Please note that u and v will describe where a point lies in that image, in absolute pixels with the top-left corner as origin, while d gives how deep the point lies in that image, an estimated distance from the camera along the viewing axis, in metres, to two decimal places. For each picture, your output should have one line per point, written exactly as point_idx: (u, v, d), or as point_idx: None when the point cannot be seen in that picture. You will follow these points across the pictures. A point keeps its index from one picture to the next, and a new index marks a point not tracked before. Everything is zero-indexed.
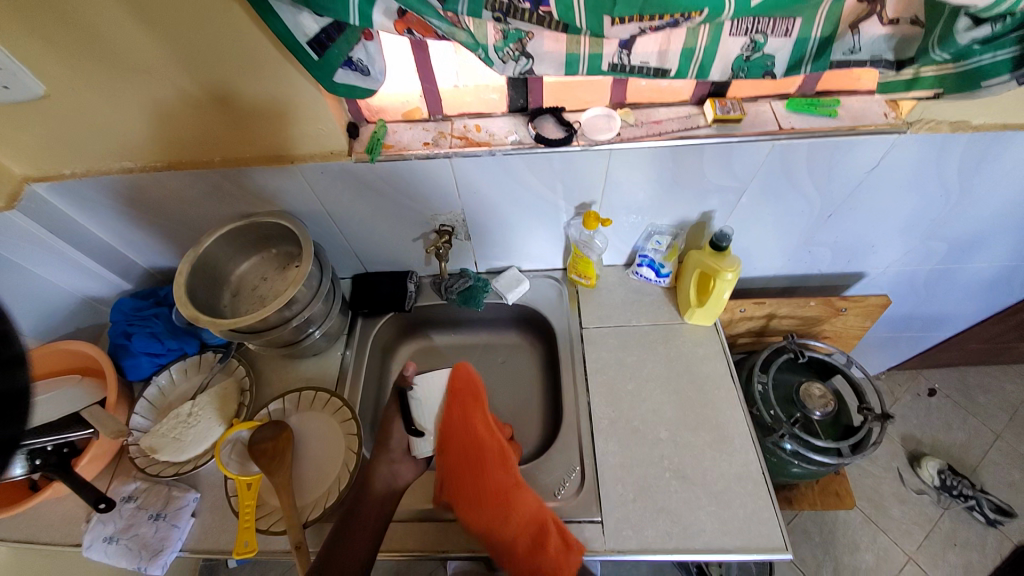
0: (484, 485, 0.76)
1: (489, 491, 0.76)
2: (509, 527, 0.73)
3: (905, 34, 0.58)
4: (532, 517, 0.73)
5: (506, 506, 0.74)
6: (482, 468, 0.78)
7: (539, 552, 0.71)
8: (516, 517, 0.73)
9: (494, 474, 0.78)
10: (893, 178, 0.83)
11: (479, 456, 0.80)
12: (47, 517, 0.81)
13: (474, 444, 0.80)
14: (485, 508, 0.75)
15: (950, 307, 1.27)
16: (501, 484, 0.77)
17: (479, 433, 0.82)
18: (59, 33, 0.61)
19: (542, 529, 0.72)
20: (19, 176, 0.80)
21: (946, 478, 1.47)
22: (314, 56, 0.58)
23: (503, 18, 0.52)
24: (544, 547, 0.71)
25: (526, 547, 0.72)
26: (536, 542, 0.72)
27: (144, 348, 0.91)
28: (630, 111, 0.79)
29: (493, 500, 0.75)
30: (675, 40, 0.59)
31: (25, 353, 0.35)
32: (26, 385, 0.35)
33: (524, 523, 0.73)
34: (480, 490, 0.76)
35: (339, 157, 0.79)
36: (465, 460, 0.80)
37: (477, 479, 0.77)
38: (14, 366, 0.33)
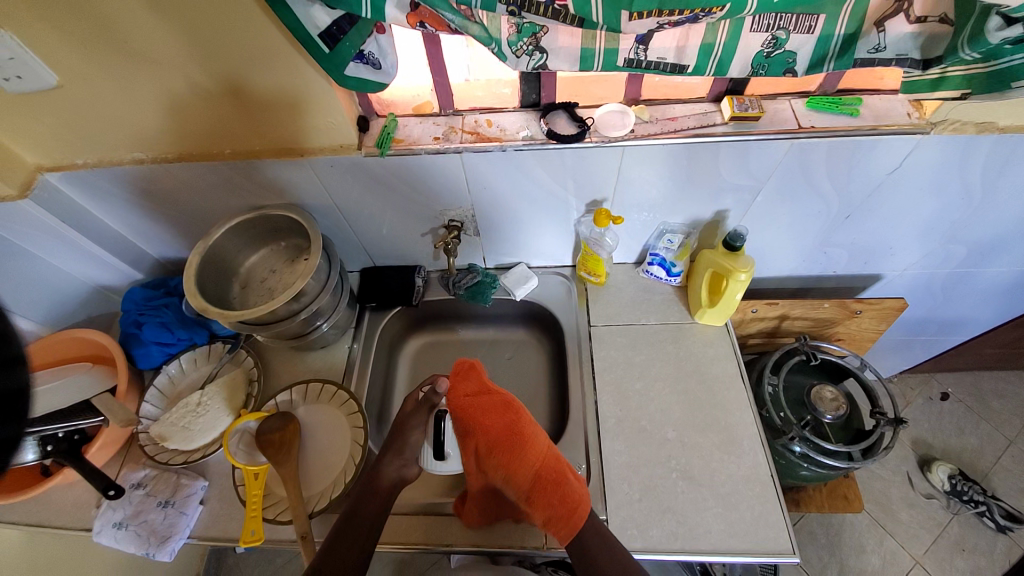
0: (500, 431, 0.72)
1: (506, 440, 0.71)
2: (526, 468, 0.69)
3: (932, 32, 0.56)
4: (549, 457, 0.71)
5: (526, 448, 0.70)
6: (498, 423, 0.73)
7: (558, 487, 0.69)
8: (535, 459, 0.70)
9: (512, 421, 0.73)
10: (915, 179, 0.80)
11: (494, 407, 0.74)
12: (60, 501, 0.83)
13: (486, 408, 0.74)
14: (504, 454, 0.70)
15: (967, 312, 1.24)
16: (521, 432, 0.72)
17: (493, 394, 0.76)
18: (71, 23, 0.61)
19: (558, 469, 0.70)
20: (33, 165, 0.81)
21: (956, 483, 1.45)
22: (324, 49, 0.57)
23: (518, 12, 0.51)
24: (562, 482, 0.69)
25: (551, 484, 0.69)
26: (554, 481, 0.69)
27: (155, 338, 0.91)
28: (645, 107, 0.77)
29: (511, 448, 0.70)
30: (694, 35, 0.58)
31: (25, 353, 0.33)
32: (28, 383, 0.33)
33: (542, 464, 0.70)
34: (501, 438, 0.71)
35: (349, 151, 0.78)
36: (483, 414, 0.74)
37: (494, 426, 0.72)
38: (23, 361, 0.33)
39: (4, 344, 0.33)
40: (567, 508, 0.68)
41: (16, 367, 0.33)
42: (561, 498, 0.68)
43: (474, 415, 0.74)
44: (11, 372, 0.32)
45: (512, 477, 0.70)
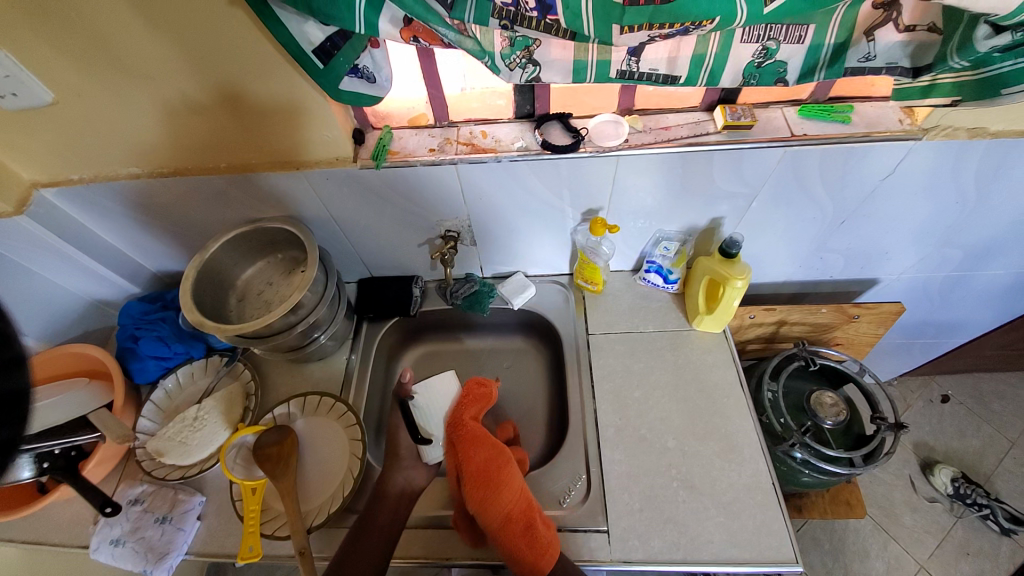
0: (481, 464, 0.75)
1: (486, 471, 0.74)
2: (502, 503, 0.71)
3: (921, 41, 0.57)
4: (520, 502, 0.72)
5: (502, 485, 0.73)
6: (479, 460, 0.75)
7: (524, 530, 0.69)
8: (507, 498, 0.71)
9: (493, 458, 0.76)
10: (908, 184, 0.81)
11: (479, 440, 0.78)
12: (56, 518, 0.82)
13: (477, 437, 0.78)
14: (480, 487, 0.73)
15: (965, 314, 1.24)
16: (498, 472, 0.74)
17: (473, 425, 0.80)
18: (66, 42, 0.61)
19: (528, 514, 0.71)
20: (29, 181, 0.81)
21: (959, 486, 1.44)
22: (319, 64, 0.58)
23: (511, 25, 0.51)
24: (529, 527, 0.70)
25: (518, 528, 0.70)
26: (521, 523, 0.70)
27: (152, 352, 0.91)
28: (639, 117, 0.78)
29: (489, 482, 0.73)
30: (686, 47, 0.58)
31: (23, 356, 0.34)
32: (27, 386, 0.34)
33: (514, 506, 0.71)
34: (482, 474, 0.74)
35: (345, 164, 0.79)
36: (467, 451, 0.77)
37: (476, 459, 0.75)
38: (22, 365, 0.34)
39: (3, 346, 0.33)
40: (532, 552, 0.68)
41: (15, 369, 0.33)
42: (528, 539, 0.69)
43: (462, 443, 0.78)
44: (10, 375, 0.33)
45: (484, 512, 0.71)
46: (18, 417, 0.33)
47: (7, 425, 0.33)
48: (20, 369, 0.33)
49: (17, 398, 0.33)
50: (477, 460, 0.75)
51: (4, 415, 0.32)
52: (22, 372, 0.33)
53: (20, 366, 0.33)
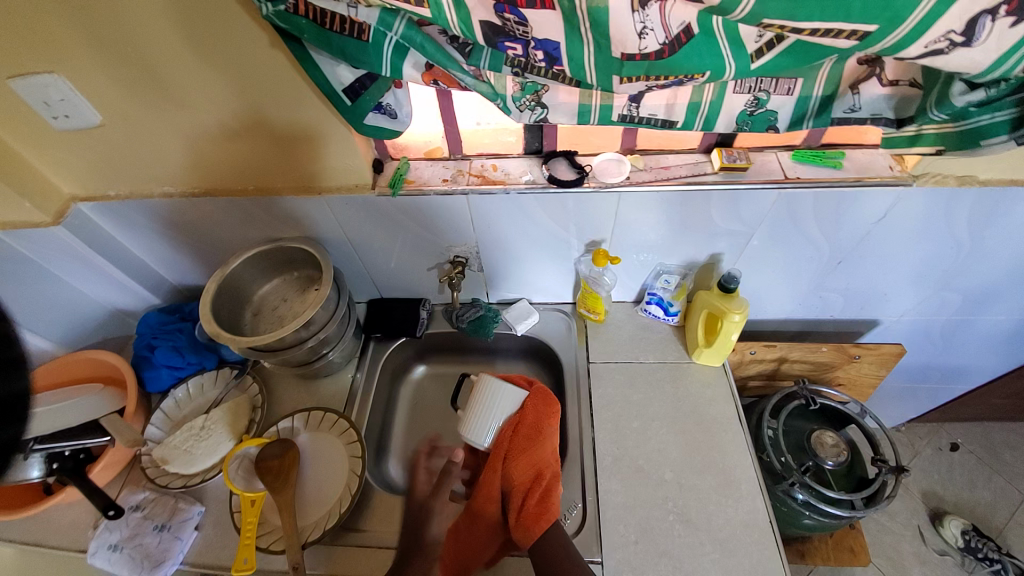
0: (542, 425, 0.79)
1: (537, 425, 0.79)
2: (533, 459, 0.76)
3: (903, 95, 0.62)
4: (545, 467, 0.77)
5: (545, 438, 0.78)
6: (543, 416, 0.79)
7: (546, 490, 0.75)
8: (544, 458, 0.77)
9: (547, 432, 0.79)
10: (902, 228, 0.84)
11: (550, 404, 0.81)
12: (57, 521, 0.84)
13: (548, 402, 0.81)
14: (532, 441, 0.77)
15: (971, 359, 1.24)
16: (544, 426, 0.79)
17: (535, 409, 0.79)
18: (119, 71, 0.68)
19: (548, 475, 0.76)
20: (68, 194, 0.87)
21: (970, 539, 1.39)
22: (347, 101, 0.64)
23: (521, 73, 0.57)
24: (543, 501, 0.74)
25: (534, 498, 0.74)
26: (537, 484, 0.75)
27: (166, 361, 0.95)
28: (639, 156, 0.83)
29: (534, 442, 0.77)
30: (682, 94, 0.63)
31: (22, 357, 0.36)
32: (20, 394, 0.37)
33: (539, 462, 0.77)
34: (535, 426, 0.78)
35: (363, 190, 0.84)
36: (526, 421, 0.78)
37: (535, 434, 0.78)
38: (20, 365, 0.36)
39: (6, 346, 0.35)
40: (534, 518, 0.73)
41: (14, 369, 0.35)
42: (539, 501, 0.74)
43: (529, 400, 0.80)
44: (12, 376, 0.35)
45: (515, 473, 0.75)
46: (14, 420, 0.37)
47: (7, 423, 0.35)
48: (20, 369, 0.36)
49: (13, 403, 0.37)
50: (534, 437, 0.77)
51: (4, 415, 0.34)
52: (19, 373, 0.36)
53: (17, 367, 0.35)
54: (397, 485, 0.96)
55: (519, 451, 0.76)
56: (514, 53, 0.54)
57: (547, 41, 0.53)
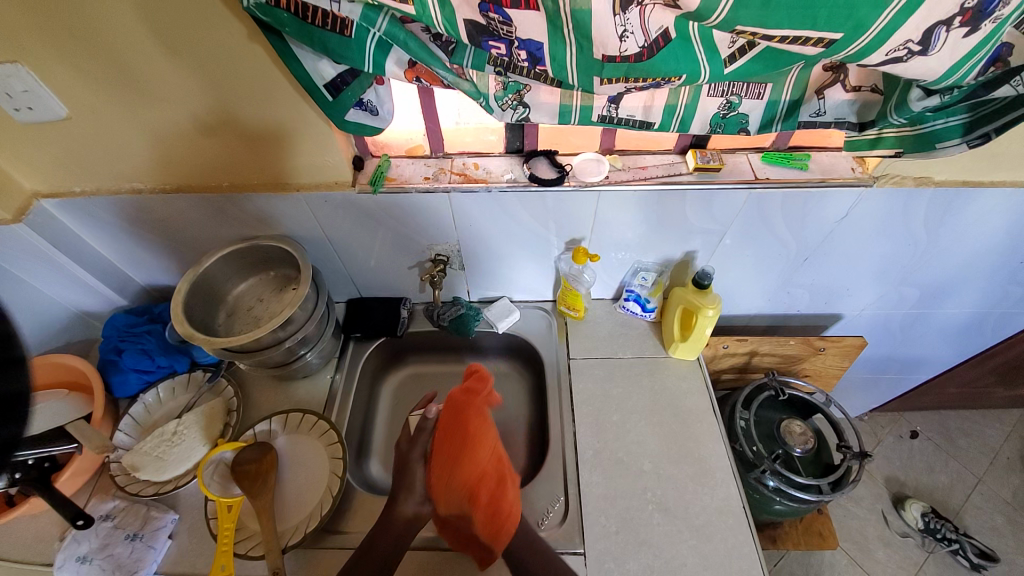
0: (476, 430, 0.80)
1: (470, 436, 0.79)
2: (469, 466, 0.77)
3: (865, 99, 0.66)
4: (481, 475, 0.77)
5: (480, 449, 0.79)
6: (472, 419, 0.81)
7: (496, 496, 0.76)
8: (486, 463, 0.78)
9: (479, 434, 0.80)
10: (863, 226, 0.89)
11: (478, 402, 0.83)
12: (16, 535, 0.79)
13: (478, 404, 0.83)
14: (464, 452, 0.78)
15: (925, 351, 1.32)
16: (478, 434, 0.80)
17: (468, 417, 0.81)
18: (87, 62, 0.66)
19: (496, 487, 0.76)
20: (28, 190, 0.83)
21: (930, 521, 1.48)
22: (328, 97, 0.63)
23: (504, 72, 0.58)
24: (496, 504, 0.75)
25: (483, 508, 0.75)
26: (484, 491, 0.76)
27: (134, 365, 0.91)
28: (618, 156, 0.85)
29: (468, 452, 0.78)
30: (659, 97, 0.65)
31: (24, 356, 0.42)
32: (25, 388, 0.41)
33: (477, 473, 0.77)
34: (468, 429, 0.80)
35: (344, 187, 0.83)
36: (455, 430, 0.80)
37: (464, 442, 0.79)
38: (20, 363, 0.41)
39: (7, 347, 0.41)
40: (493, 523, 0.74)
41: (16, 368, 0.41)
42: (491, 509, 0.75)
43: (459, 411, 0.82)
44: (13, 375, 0.40)
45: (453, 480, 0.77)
46: (16, 416, 0.40)
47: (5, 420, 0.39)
48: (19, 367, 0.41)
49: (16, 398, 0.40)
50: (462, 449, 0.78)
51: (5, 412, 0.39)
52: (21, 373, 0.41)
53: (19, 364, 0.41)
54: (380, 486, 0.95)
55: (453, 461, 0.78)
56: (498, 52, 0.55)
57: (530, 42, 0.54)
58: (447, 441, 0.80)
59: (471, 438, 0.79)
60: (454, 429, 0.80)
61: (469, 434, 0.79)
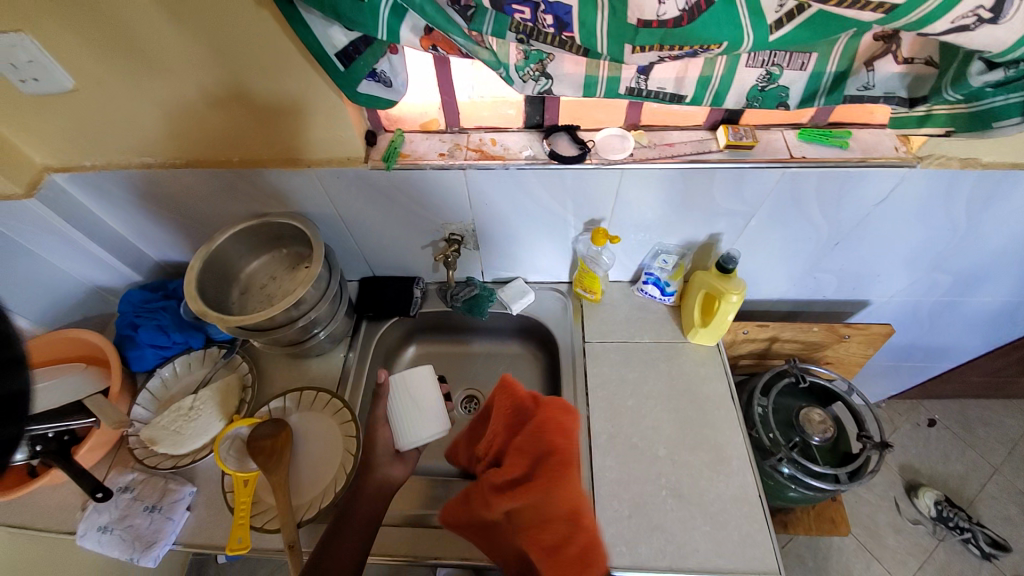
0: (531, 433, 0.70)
1: (556, 453, 0.67)
2: (556, 496, 0.64)
3: (918, 72, 0.60)
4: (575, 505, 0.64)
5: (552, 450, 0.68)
6: (554, 433, 0.68)
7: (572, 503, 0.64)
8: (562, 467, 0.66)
9: (571, 446, 0.68)
10: (900, 210, 0.84)
11: (551, 410, 0.71)
12: (44, 503, 0.82)
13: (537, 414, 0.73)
14: (540, 468, 0.66)
15: (952, 339, 1.28)
16: (561, 448, 0.67)
17: (557, 435, 0.68)
18: (90, 30, 0.63)
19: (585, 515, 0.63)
20: (39, 164, 0.82)
21: (942, 509, 1.47)
22: (339, 67, 0.59)
23: (526, 39, 0.53)
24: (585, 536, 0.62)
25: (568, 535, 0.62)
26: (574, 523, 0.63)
27: (150, 341, 0.91)
28: (644, 132, 0.80)
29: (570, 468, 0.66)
30: (693, 67, 0.60)
31: (23, 355, 0.38)
32: (23, 386, 0.38)
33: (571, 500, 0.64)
34: (568, 451, 0.67)
35: (356, 163, 0.80)
36: (529, 444, 0.69)
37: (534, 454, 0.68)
38: (21, 363, 0.38)
39: (6, 346, 0.37)
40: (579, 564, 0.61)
41: (16, 369, 0.38)
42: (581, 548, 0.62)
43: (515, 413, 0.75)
44: (11, 375, 0.37)
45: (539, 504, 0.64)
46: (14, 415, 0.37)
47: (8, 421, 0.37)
48: (20, 368, 0.38)
49: (14, 399, 0.38)
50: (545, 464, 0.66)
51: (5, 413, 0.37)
52: (20, 372, 0.38)
53: (20, 364, 0.38)
54: None
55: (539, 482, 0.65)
56: (522, 17, 0.51)
57: (557, 5, 0.50)
58: (542, 454, 0.67)
59: (552, 449, 0.67)
60: (529, 439, 0.69)
61: (557, 457, 0.66)
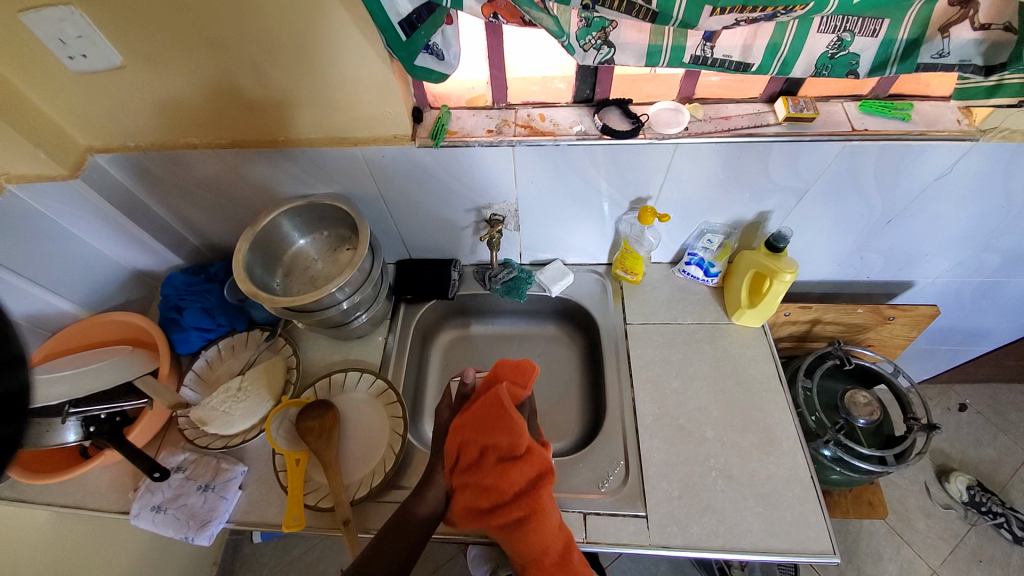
0: (490, 446, 0.71)
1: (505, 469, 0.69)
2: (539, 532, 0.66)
3: (995, 40, 0.57)
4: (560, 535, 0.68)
5: (498, 488, 0.69)
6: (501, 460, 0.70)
7: (515, 540, 0.67)
8: (510, 510, 0.67)
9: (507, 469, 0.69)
10: (959, 186, 0.81)
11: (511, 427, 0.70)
12: (99, 481, 0.84)
13: (482, 419, 0.72)
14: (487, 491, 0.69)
15: (995, 322, 1.25)
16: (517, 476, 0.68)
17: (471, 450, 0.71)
18: (139, 5, 0.62)
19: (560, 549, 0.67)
20: (83, 146, 0.82)
21: (975, 494, 1.45)
22: (401, 37, 0.58)
23: (592, 6, 0.52)
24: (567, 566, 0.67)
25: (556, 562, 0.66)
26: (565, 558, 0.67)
27: (195, 323, 0.92)
28: (699, 105, 0.78)
29: (522, 500, 0.67)
30: (762, 34, 0.58)
31: (23, 353, 0.35)
32: (25, 383, 0.34)
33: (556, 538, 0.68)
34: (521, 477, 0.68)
35: (403, 142, 0.79)
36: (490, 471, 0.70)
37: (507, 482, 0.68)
38: (21, 361, 0.34)
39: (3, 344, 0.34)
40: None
41: (12, 367, 0.34)
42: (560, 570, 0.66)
43: (456, 434, 0.74)
44: (10, 373, 0.34)
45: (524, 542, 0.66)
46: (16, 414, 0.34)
47: (8, 420, 0.33)
48: (18, 367, 0.34)
49: (15, 396, 0.34)
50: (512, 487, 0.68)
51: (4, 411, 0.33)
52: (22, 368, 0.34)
53: (20, 363, 0.34)
54: None
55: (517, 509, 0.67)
56: None
57: None
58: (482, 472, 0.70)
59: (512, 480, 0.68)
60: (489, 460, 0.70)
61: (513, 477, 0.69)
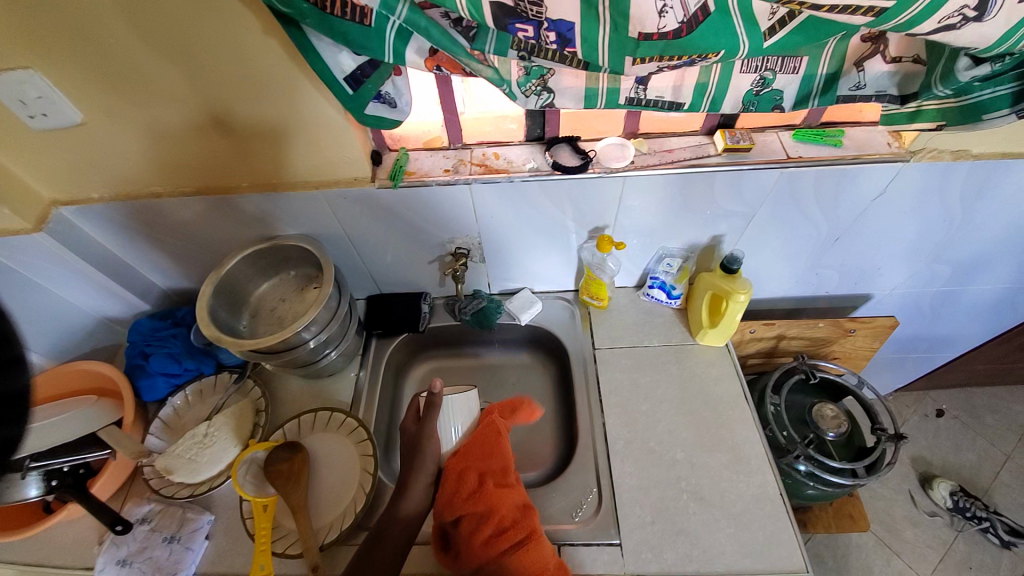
0: (479, 468, 0.78)
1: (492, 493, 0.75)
2: (530, 550, 0.70)
3: (907, 71, 0.62)
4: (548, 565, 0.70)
5: (498, 510, 0.74)
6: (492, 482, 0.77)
7: (517, 564, 0.69)
8: (512, 533, 0.71)
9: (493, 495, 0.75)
10: (897, 204, 0.85)
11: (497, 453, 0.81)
12: (57, 540, 0.81)
13: (471, 444, 0.82)
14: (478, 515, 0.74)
15: (955, 329, 1.29)
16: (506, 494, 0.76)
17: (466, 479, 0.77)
18: (100, 65, 0.65)
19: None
20: (47, 199, 0.83)
21: (958, 500, 1.46)
22: (348, 91, 0.61)
23: (528, 56, 0.55)
24: None
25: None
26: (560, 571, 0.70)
27: (161, 369, 0.92)
28: (643, 140, 0.82)
29: (518, 523, 0.72)
30: (689, 77, 0.63)
31: (22, 355, 0.37)
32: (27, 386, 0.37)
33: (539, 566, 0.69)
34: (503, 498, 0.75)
35: (362, 183, 0.82)
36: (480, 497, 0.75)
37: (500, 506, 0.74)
38: (20, 362, 0.37)
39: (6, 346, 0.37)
40: None
41: (15, 367, 0.37)
42: None
43: (457, 460, 0.80)
44: (14, 373, 0.37)
45: (519, 569, 0.68)
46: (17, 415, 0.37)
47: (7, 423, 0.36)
48: (21, 366, 0.37)
49: (17, 398, 0.37)
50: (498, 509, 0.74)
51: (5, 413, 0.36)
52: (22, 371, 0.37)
53: (19, 364, 0.37)
54: None
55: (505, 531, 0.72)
56: (525, 35, 0.53)
57: (561, 23, 0.52)
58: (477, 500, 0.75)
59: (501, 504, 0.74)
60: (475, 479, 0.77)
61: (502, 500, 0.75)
